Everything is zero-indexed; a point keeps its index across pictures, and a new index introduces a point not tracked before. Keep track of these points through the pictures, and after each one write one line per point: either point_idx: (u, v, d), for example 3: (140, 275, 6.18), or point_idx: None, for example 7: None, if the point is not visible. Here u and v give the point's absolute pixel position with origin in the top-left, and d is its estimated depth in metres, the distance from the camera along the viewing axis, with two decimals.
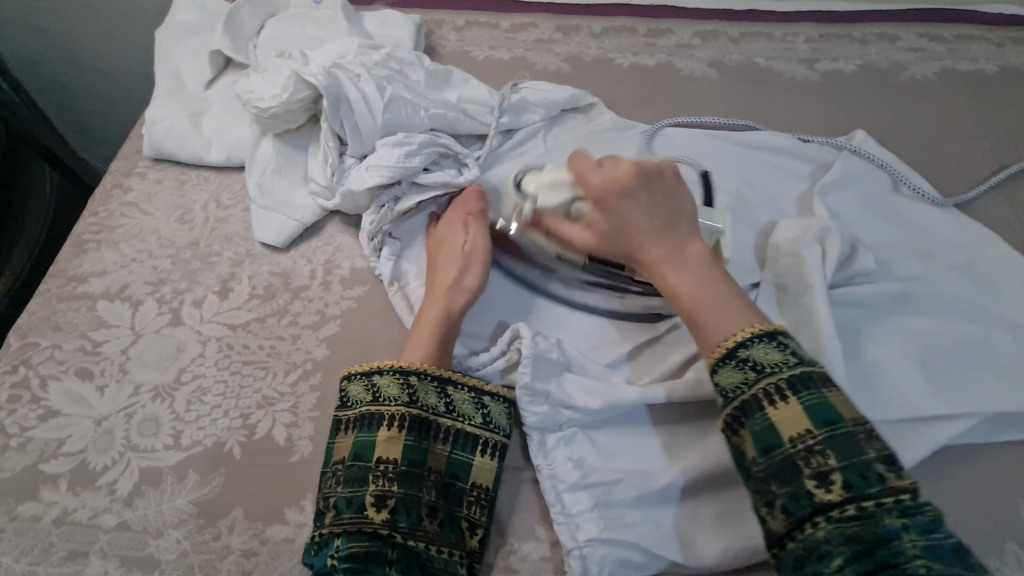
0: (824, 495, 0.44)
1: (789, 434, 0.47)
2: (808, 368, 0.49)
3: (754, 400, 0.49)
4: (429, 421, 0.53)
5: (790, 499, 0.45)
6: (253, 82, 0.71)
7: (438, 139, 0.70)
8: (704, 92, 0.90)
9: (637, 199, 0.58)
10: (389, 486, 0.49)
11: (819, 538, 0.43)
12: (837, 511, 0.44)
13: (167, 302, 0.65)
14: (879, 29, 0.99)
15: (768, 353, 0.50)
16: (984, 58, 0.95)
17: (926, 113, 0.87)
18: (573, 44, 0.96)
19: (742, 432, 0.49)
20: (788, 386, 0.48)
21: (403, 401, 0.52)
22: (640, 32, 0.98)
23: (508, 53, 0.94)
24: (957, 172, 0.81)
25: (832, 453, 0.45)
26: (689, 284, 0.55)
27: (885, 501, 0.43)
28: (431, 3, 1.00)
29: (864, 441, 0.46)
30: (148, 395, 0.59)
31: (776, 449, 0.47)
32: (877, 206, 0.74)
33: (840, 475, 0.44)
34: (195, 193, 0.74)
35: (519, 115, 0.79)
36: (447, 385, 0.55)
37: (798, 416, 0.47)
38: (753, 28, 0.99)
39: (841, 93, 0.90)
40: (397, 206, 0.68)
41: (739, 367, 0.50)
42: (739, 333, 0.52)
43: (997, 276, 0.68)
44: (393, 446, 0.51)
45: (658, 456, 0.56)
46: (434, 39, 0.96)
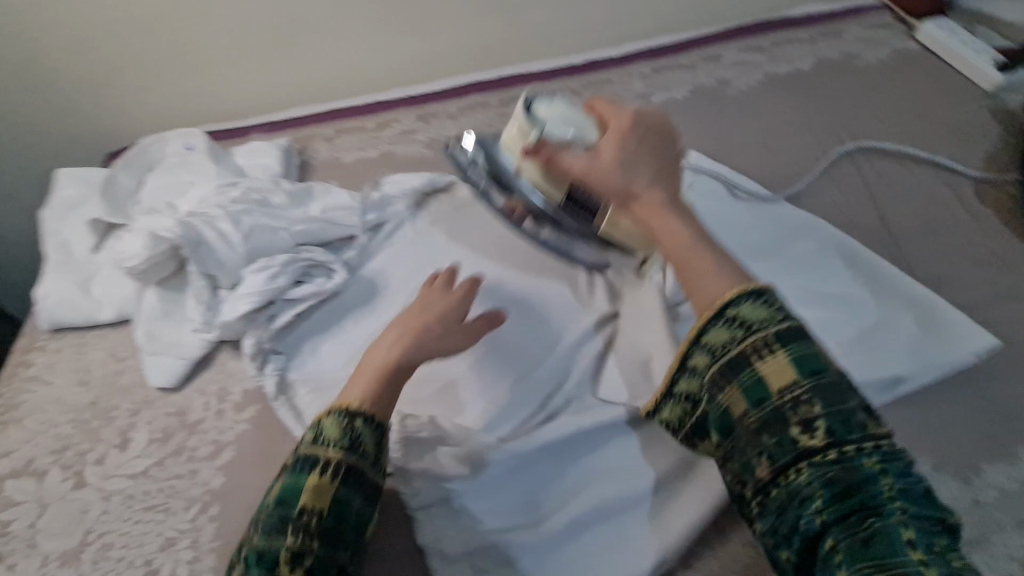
0: (808, 440, 0.44)
1: (777, 385, 0.46)
2: (796, 322, 0.49)
3: (743, 357, 0.48)
4: (360, 468, 0.53)
5: (775, 446, 0.45)
6: (126, 243, 0.78)
7: (301, 254, 0.76)
8: None
9: (642, 138, 0.62)
10: (308, 540, 0.49)
11: (803, 482, 0.44)
12: (820, 455, 0.44)
13: (71, 466, 0.68)
14: (705, 53, 1.09)
15: (719, 334, 0.50)
16: (800, 58, 1.05)
17: (755, 120, 0.96)
18: (434, 128, 1.04)
19: (732, 389, 0.48)
20: (775, 341, 0.48)
21: (338, 446, 0.53)
22: (492, 104, 1.07)
23: (375, 151, 1.02)
24: (786, 166, 0.88)
25: (816, 402, 0.45)
26: (670, 225, 0.58)
27: (864, 446, 0.44)
28: (300, 120, 1.09)
29: (846, 391, 0.46)
30: (56, 564, 0.61)
31: (767, 401, 0.46)
32: (716, 214, 0.79)
33: (824, 422, 0.45)
34: (93, 353, 0.79)
35: (384, 209, 0.87)
36: (354, 420, 0.55)
37: (783, 367, 0.47)
38: (593, 77, 1.08)
39: (676, 118, 0.98)
40: (274, 324, 0.74)
41: (727, 325, 0.50)
42: (727, 294, 0.51)
43: (832, 256, 0.73)
44: (324, 494, 0.51)
45: (531, 508, 0.59)
46: (306, 152, 1.03)
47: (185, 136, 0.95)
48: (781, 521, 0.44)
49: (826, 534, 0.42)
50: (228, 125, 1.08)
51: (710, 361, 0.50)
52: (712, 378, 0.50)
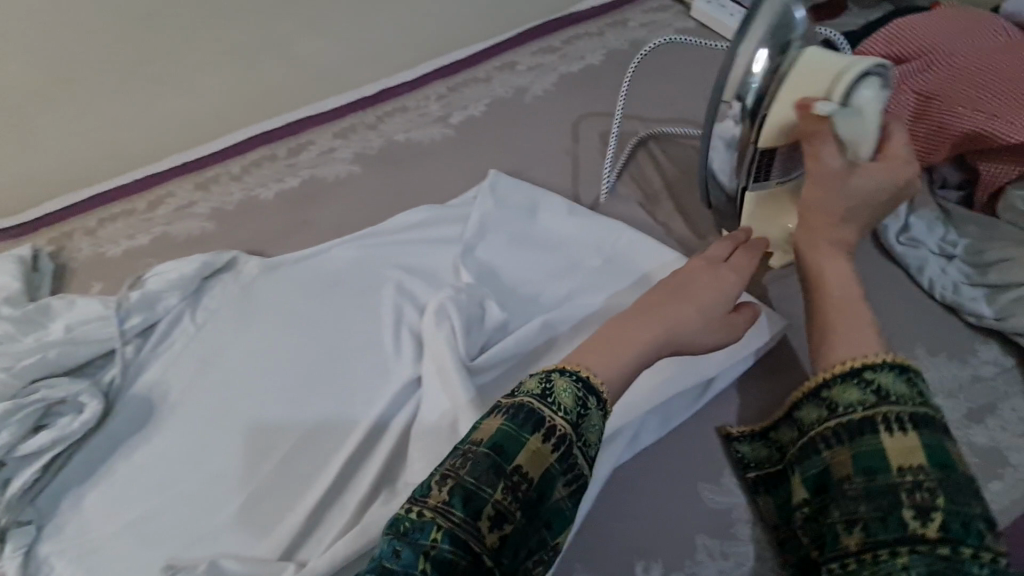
0: (920, 528, 0.46)
1: (897, 461, 0.49)
2: (926, 409, 0.51)
3: (867, 423, 0.51)
4: (571, 452, 0.50)
5: (878, 521, 0.47)
6: None
7: (32, 394, 0.63)
8: (352, 192, 0.89)
9: (868, 184, 0.63)
10: (512, 506, 0.47)
11: (890, 559, 0.45)
12: (925, 544, 0.45)
13: None
14: (499, 62, 1.05)
15: (893, 384, 0.52)
16: (590, 52, 1.03)
17: (552, 128, 0.93)
18: (216, 196, 0.92)
19: (840, 450, 0.52)
20: (909, 422, 0.50)
21: (556, 414, 0.51)
22: (281, 154, 0.97)
23: (148, 235, 0.89)
24: (586, 176, 0.87)
25: (940, 494, 0.47)
26: (841, 271, 0.62)
27: (972, 553, 0.44)
28: (58, 215, 0.93)
29: (971, 495, 0.47)
30: None
31: (876, 473, 0.49)
32: (519, 243, 0.76)
33: (940, 515, 0.46)
34: None
35: (152, 308, 0.74)
36: (588, 398, 0.53)
37: (908, 449, 0.49)
38: (388, 107, 1.01)
39: (476, 138, 0.94)
40: (8, 489, 0.60)
41: (858, 387, 0.53)
42: (854, 359, 0.55)
43: (633, 264, 0.74)
44: (541, 459, 0.49)
45: None
46: (64, 254, 0.88)
47: None
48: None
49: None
50: None
51: (829, 415, 0.54)
52: (824, 436, 0.53)
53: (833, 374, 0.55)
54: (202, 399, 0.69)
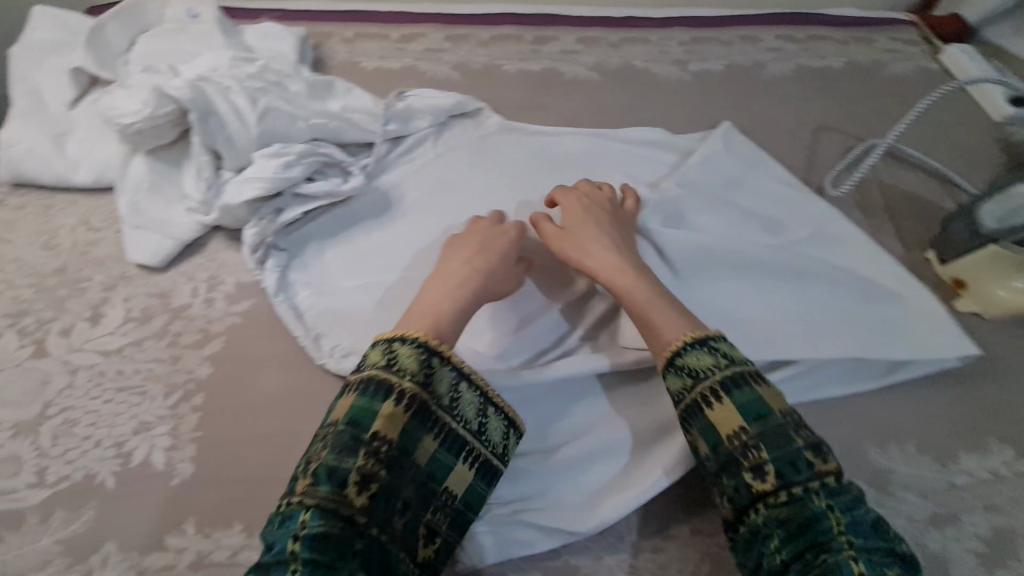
0: (759, 485, 0.48)
1: (725, 432, 0.51)
2: (740, 369, 0.53)
3: (694, 406, 0.53)
4: (456, 436, 0.51)
5: (733, 488, 0.49)
6: (117, 98, 0.68)
7: (318, 149, 0.71)
8: (587, 96, 0.95)
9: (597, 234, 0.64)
10: (380, 467, 0.47)
11: (760, 523, 0.47)
12: (771, 498, 0.47)
13: (30, 333, 0.61)
14: (743, 32, 1.08)
15: (674, 381, 0.54)
16: (832, 55, 1.06)
17: (784, 106, 0.96)
18: (462, 52, 0.98)
19: (693, 433, 0.53)
20: (722, 390, 0.52)
21: (416, 384, 0.50)
22: (526, 39, 1.02)
23: (398, 63, 0.95)
24: (809, 159, 0.88)
25: (764, 446, 0.49)
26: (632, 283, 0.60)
27: (810, 485, 0.47)
28: (319, 16, 1.00)
29: (790, 432, 0.49)
30: (7, 434, 0.55)
31: (718, 447, 0.51)
32: (739, 184, 0.79)
33: (773, 466, 0.48)
34: (63, 218, 0.70)
35: (405, 121, 0.81)
36: (462, 381, 0.53)
37: (730, 414, 0.51)
38: (631, 33, 1.05)
39: (710, 90, 0.97)
40: (280, 218, 0.68)
41: (679, 373, 0.54)
42: (676, 341, 0.55)
43: (846, 243, 0.74)
44: (394, 424, 0.48)
45: (542, 437, 0.59)
46: (322, 51, 0.95)
47: (190, 2, 0.85)
48: (747, 558, 0.48)
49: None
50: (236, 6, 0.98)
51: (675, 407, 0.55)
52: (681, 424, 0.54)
53: (683, 345, 0.55)
54: (433, 208, 0.76)
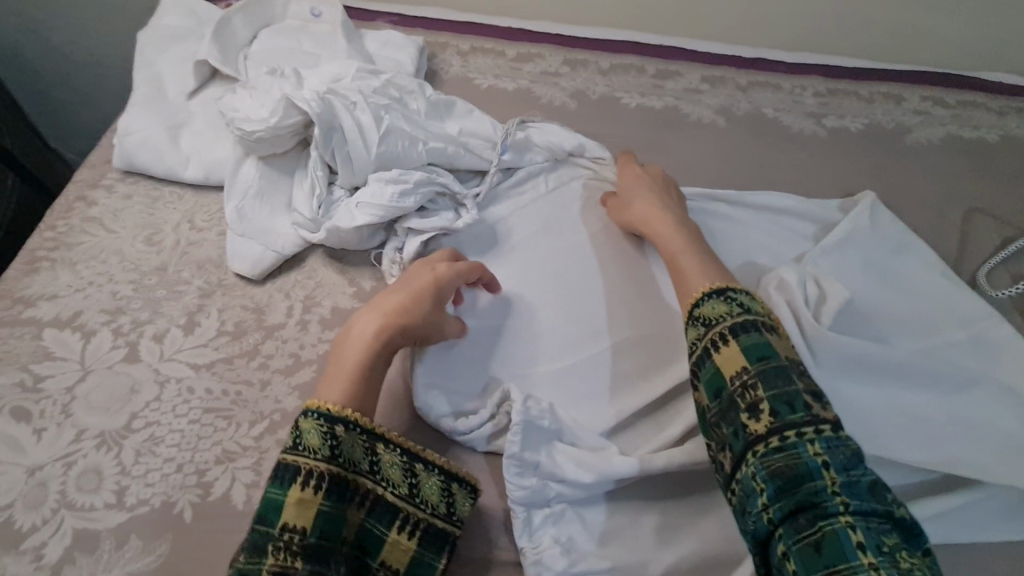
0: (755, 425, 0.45)
1: (729, 373, 0.48)
2: (751, 318, 0.51)
3: (703, 351, 0.51)
4: (380, 500, 0.48)
5: (731, 436, 0.46)
6: (240, 99, 0.67)
7: (434, 177, 0.66)
8: (710, 141, 0.88)
9: (649, 200, 0.67)
10: (296, 559, 0.43)
11: (750, 476, 0.44)
12: (763, 445, 0.44)
13: (124, 334, 0.59)
14: (885, 89, 0.99)
15: (688, 332, 0.53)
16: (986, 126, 0.95)
17: (929, 179, 0.87)
18: (579, 79, 0.93)
19: (697, 386, 0.51)
20: (728, 333, 0.50)
21: (326, 459, 0.46)
22: (648, 72, 0.95)
23: (512, 83, 0.91)
24: (956, 247, 0.79)
25: (762, 385, 0.46)
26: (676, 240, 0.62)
27: (806, 430, 0.44)
28: (436, 23, 0.96)
29: (793, 375, 0.47)
30: (92, 443, 0.52)
31: (721, 392, 0.48)
32: (875, 267, 0.72)
33: (769, 404, 0.45)
34: (167, 212, 0.68)
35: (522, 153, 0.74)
36: (337, 426, 0.48)
37: (735, 357, 0.49)
38: (761, 77, 0.97)
39: (846, 151, 0.89)
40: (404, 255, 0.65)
41: (694, 324, 0.53)
42: (703, 288, 0.55)
43: (1006, 357, 0.65)
44: (303, 512, 0.45)
45: (651, 540, 0.52)
46: (436, 62, 0.92)
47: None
48: (741, 522, 0.44)
49: (778, 540, 0.41)
50: (355, 5, 0.96)
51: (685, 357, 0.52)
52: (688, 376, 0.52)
53: (703, 295, 0.54)
54: (547, 253, 0.69)
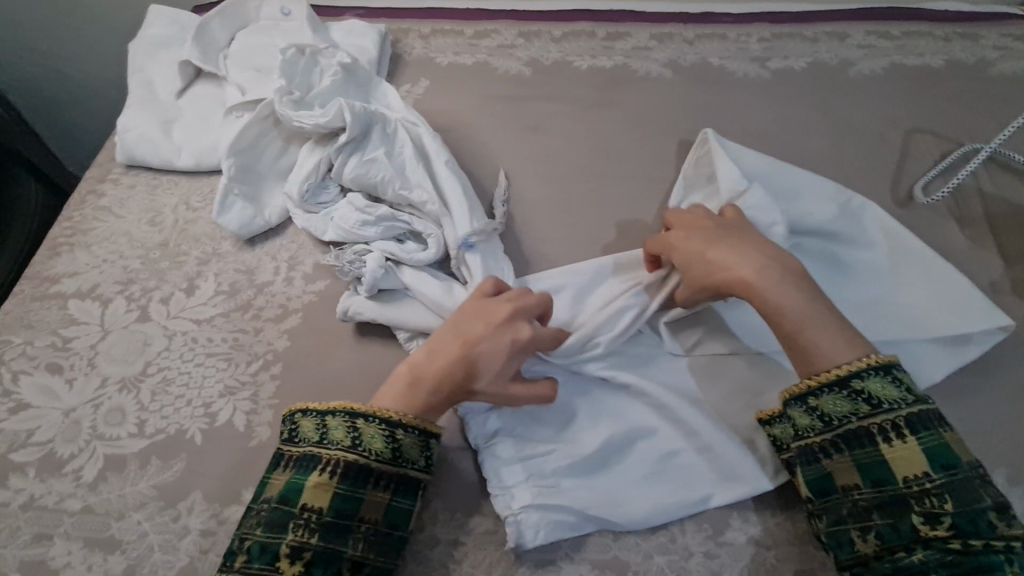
0: (930, 530, 0.46)
1: (903, 473, 0.48)
2: (925, 408, 0.50)
3: (864, 433, 0.50)
4: (370, 468, 0.51)
5: (888, 526, 0.48)
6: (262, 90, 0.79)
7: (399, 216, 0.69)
8: (659, 92, 0.93)
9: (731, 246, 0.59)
10: (309, 536, 0.48)
11: (914, 561, 0.46)
12: (939, 542, 0.46)
13: (136, 299, 0.68)
14: (831, 28, 1.02)
15: (841, 405, 0.51)
16: (930, 53, 0.98)
17: (873, 107, 0.91)
18: (534, 48, 0.99)
19: (840, 458, 0.51)
20: (905, 426, 0.49)
21: (347, 447, 0.51)
22: (599, 35, 1.01)
23: (471, 59, 0.98)
24: (894, 165, 0.83)
25: (948, 496, 0.47)
26: (789, 300, 0.55)
27: (993, 543, 0.45)
28: (398, 12, 1.04)
29: (979, 487, 0.47)
30: (115, 388, 0.61)
31: (885, 483, 0.49)
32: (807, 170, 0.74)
33: (950, 517, 0.46)
34: (166, 197, 0.77)
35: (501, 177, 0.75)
36: (357, 417, 0.53)
37: (913, 456, 0.49)
38: (708, 29, 1.02)
39: (789, 90, 0.93)
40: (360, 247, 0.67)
41: (849, 398, 0.51)
42: (848, 364, 0.52)
43: (868, 219, 0.72)
44: (323, 494, 0.49)
45: (585, 425, 0.58)
46: (400, 46, 0.99)
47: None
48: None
49: None
50: (323, 3, 1.04)
51: (824, 428, 0.52)
52: (821, 445, 0.52)
53: (823, 382, 0.52)
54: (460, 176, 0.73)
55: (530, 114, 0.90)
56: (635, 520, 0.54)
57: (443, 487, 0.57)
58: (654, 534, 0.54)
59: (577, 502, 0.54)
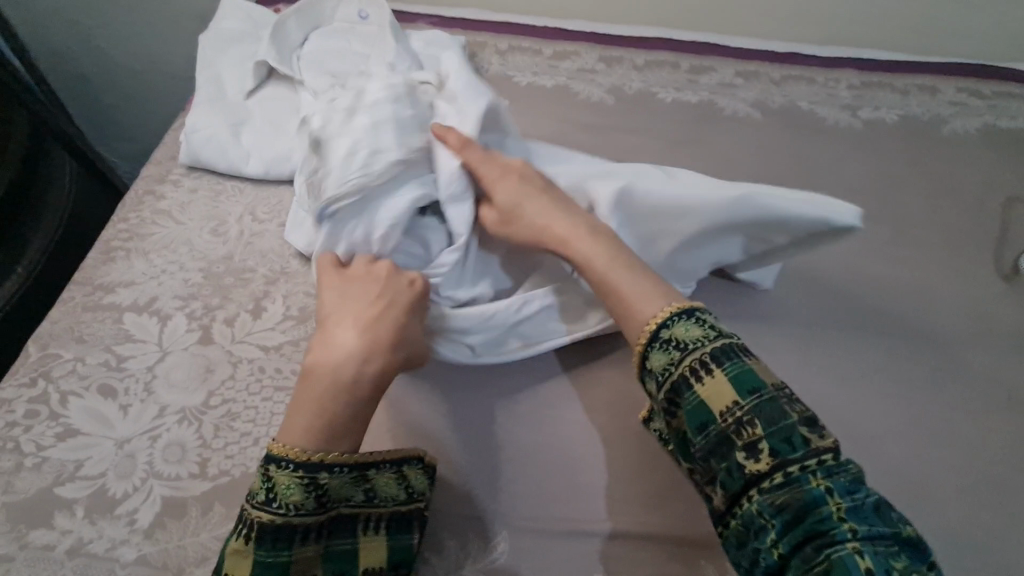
0: (754, 465, 0.44)
1: (719, 406, 0.46)
2: (729, 342, 0.48)
3: (683, 380, 0.48)
4: (291, 526, 0.45)
5: (725, 473, 0.45)
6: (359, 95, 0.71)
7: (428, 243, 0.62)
8: (747, 133, 0.89)
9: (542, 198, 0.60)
10: None
11: (754, 512, 0.43)
12: (767, 480, 0.43)
13: (198, 318, 0.62)
14: (921, 81, 0.99)
15: (661, 360, 0.49)
16: (1023, 116, 0.95)
17: (969, 169, 0.87)
18: (616, 75, 0.95)
19: (680, 414, 0.48)
20: (712, 360, 0.47)
21: (264, 507, 0.45)
22: (683, 67, 0.97)
23: (551, 80, 0.93)
24: (996, 234, 0.79)
25: (757, 421, 0.45)
26: (597, 257, 0.56)
27: (808, 465, 0.43)
28: (475, 24, 0.99)
29: (782, 406, 0.46)
30: (174, 418, 0.56)
31: (708, 425, 0.46)
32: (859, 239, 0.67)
33: (767, 443, 0.44)
34: (231, 205, 0.72)
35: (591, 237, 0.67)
36: (317, 470, 0.46)
37: (722, 388, 0.47)
38: (795, 70, 0.98)
39: (881, 142, 0.90)
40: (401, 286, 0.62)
41: (665, 349, 0.49)
42: (658, 316, 0.51)
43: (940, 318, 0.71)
44: (239, 563, 0.44)
45: (672, 524, 0.53)
46: (476, 60, 0.94)
47: (363, 3, 0.86)
48: (742, 554, 0.44)
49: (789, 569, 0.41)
50: (397, 8, 0.99)
51: (658, 388, 0.49)
52: (663, 406, 0.50)
53: (645, 342, 0.50)
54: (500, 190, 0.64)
55: (613, 147, 0.85)
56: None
57: (537, 562, 0.51)
58: None
59: None
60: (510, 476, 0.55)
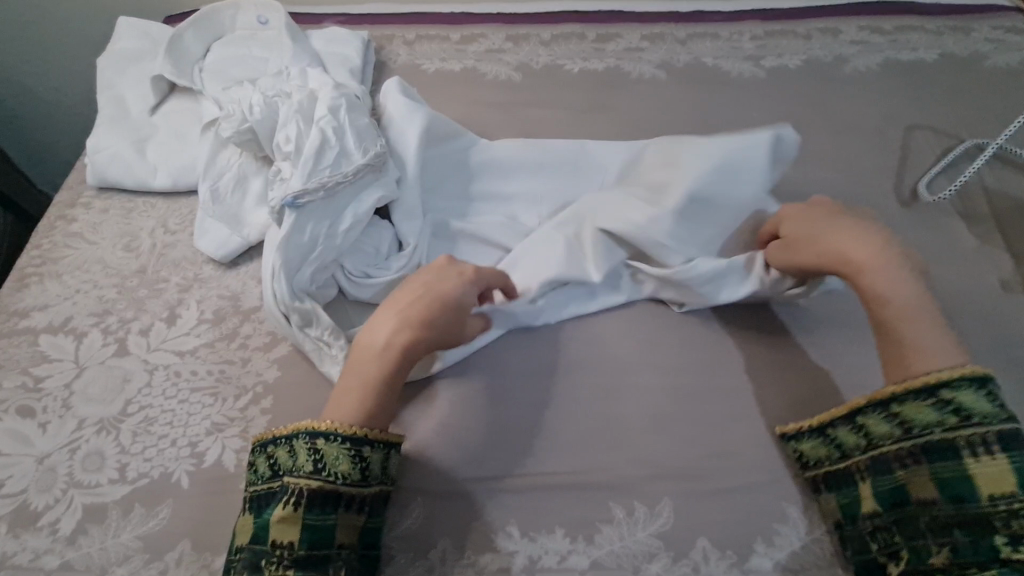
0: (1012, 553, 0.44)
1: (987, 487, 0.46)
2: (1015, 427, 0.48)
3: (949, 445, 0.48)
4: (338, 493, 0.48)
5: (967, 544, 0.46)
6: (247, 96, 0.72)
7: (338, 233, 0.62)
8: (653, 94, 0.91)
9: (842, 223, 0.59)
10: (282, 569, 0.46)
11: None
12: (1017, 567, 0.44)
13: (112, 332, 0.64)
14: (823, 25, 1.01)
15: (928, 415, 0.49)
16: (923, 47, 0.97)
17: (870, 105, 0.89)
18: (523, 53, 0.96)
19: (921, 472, 0.49)
20: (996, 441, 0.47)
21: (312, 475, 0.48)
22: (589, 37, 0.99)
23: (458, 65, 0.94)
24: (896, 162, 0.82)
25: None
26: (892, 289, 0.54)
27: None
28: (382, 19, 1.00)
29: None
30: (93, 429, 0.57)
31: (966, 499, 0.47)
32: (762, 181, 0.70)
33: None
34: (143, 220, 0.73)
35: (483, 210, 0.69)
36: (296, 439, 0.49)
37: (1001, 470, 0.46)
38: (700, 28, 1.00)
39: (784, 88, 0.92)
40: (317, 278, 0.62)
41: (937, 408, 0.49)
42: (944, 372, 0.50)
43: None
44: (291, 528, 0.46)
45: (580, 470, 0.55)
46: (384, 53, 0.96)
47: (260, 7, 0.86)
48: None
49: None
50: (303, 11, 1.00)
51: (903, 437, 0.50)
52: (897, 455, 0.50)
53: (908, 390, 0.51)
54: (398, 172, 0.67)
55: (522, 121, 0.87)
56: (638, 554, 0.52)
57: (450, 522, 0.53)
58: (675, 563, 0.51)
59: (580, 534, 0.52)
60: (426, 443, 0.57)
